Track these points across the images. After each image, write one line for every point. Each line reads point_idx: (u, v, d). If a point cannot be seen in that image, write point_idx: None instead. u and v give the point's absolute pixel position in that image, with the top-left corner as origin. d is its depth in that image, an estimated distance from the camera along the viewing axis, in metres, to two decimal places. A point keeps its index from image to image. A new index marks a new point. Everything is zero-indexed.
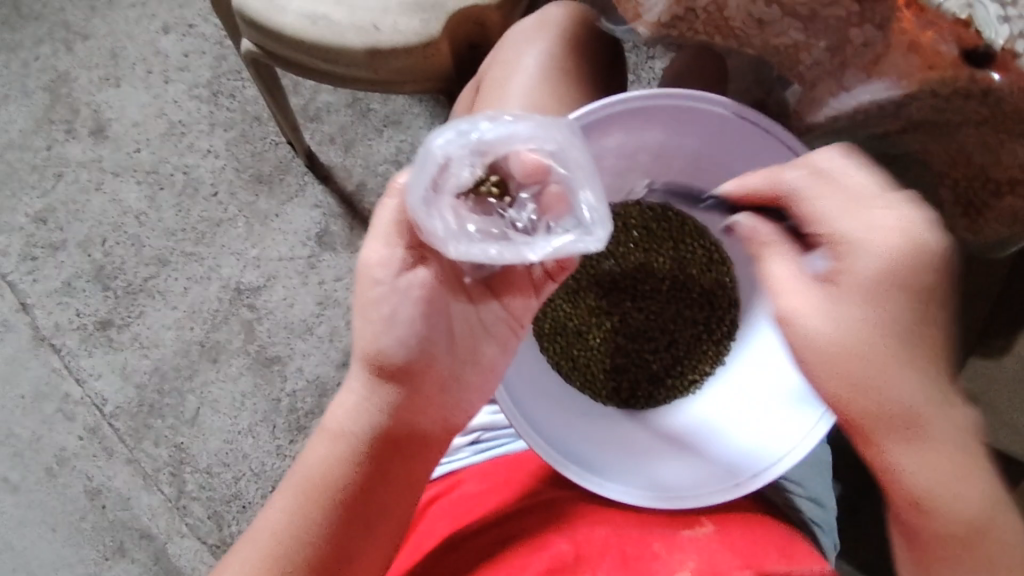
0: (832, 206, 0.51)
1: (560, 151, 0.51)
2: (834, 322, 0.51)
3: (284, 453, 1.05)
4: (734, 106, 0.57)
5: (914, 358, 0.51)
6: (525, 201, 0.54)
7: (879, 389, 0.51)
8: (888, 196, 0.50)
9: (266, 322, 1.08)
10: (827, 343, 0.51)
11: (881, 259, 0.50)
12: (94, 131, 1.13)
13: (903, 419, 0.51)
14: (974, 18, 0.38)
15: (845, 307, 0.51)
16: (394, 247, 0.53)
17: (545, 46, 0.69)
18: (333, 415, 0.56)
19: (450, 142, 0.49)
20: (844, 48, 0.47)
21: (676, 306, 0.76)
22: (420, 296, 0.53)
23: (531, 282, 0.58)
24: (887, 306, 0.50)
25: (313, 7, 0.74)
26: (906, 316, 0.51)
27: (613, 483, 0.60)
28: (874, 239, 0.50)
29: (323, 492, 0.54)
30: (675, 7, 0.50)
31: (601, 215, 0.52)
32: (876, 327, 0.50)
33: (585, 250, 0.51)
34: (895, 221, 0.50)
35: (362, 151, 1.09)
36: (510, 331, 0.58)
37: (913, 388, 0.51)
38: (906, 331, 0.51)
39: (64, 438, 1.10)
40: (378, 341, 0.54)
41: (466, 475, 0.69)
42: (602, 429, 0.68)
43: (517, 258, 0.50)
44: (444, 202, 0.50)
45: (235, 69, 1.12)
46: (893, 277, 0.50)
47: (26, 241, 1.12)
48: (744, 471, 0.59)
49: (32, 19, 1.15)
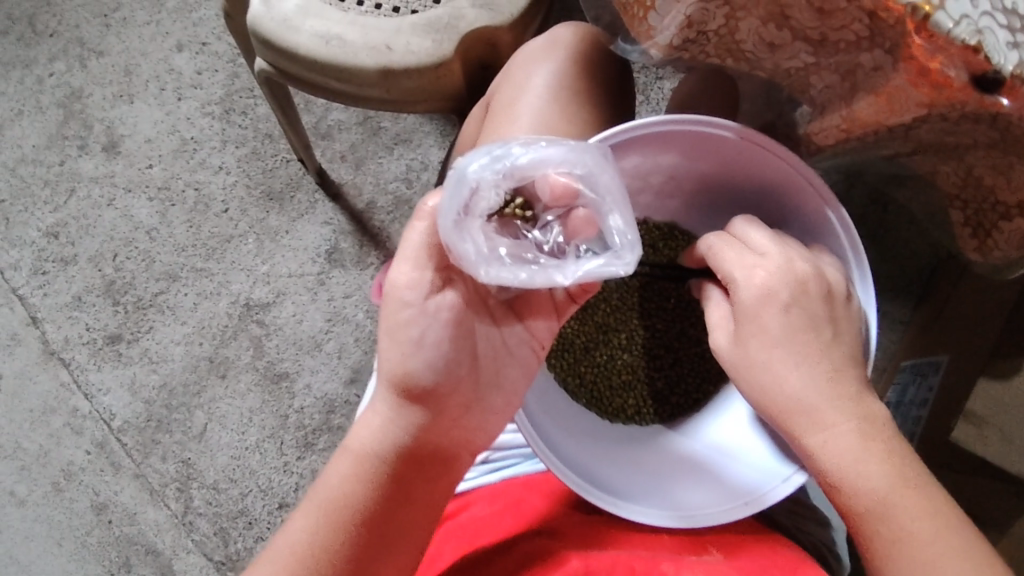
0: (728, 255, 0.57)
1: (589, 176, 0.51)
2: (731, 342, 0.56)
3: (291, 470, 1.06)
4: (742, 130, 0.57)
5: (801, 358, 0.54)
6: (552, 223, 0.54)
7: (770, 392, 0.55)
8: (774, 245, 0.56)
9: (276, 338, 1.08)
10: (735, 365, 0.56)
11: (769, 279, 0.55)
12: (106, 147, 1.14)
13: (799, 407, 0.54)
14: (984, 44, 0.39)
15: (748, 333, 0.55)
16: (423, 270, 0.53)
17: (555, 65, 0.70)
18: (355, 435, 0.55)
19: (484, 167, 0.48)
20: (856, 72, 0.47)
21: (682, 324, 0.76)
22: (449, 319, 0.53)
23: (552, 305, 0.59)
24: (777, 318, 0.54)
25: (327, 27, 0.75)
26: (786, 322, 0.54)
27: (601, 491, 0.60)
28: (764, 267, 0.55)
29: (344, 511, 0.53)
30: (687, 31, 0.51)
31: (628, 239, 0.51)
32: (761, 331, 0.55)
33: (613, 273, 0.50)
34: (772, 260, 0.55)
35: (373, 169, 1.10)
36: (533, 356, 0.59)
37: (804, 383, 0.54)
38: (794, 340, 0.54)
39: (72, 452, 1.10)
40: (406, 364, 0.53)
41: (477, 496, 0.69)
42: (595, 429, 0.69)
43: (548, 281, 0.50)
44: (474, 225, 0.49)
45: (247, 87, 1.13)
46: (777, 295, 0.54)
47: (37, 256, 1.13)
48: (754, 489, 0.58)
49: (47, 36, 1.16)
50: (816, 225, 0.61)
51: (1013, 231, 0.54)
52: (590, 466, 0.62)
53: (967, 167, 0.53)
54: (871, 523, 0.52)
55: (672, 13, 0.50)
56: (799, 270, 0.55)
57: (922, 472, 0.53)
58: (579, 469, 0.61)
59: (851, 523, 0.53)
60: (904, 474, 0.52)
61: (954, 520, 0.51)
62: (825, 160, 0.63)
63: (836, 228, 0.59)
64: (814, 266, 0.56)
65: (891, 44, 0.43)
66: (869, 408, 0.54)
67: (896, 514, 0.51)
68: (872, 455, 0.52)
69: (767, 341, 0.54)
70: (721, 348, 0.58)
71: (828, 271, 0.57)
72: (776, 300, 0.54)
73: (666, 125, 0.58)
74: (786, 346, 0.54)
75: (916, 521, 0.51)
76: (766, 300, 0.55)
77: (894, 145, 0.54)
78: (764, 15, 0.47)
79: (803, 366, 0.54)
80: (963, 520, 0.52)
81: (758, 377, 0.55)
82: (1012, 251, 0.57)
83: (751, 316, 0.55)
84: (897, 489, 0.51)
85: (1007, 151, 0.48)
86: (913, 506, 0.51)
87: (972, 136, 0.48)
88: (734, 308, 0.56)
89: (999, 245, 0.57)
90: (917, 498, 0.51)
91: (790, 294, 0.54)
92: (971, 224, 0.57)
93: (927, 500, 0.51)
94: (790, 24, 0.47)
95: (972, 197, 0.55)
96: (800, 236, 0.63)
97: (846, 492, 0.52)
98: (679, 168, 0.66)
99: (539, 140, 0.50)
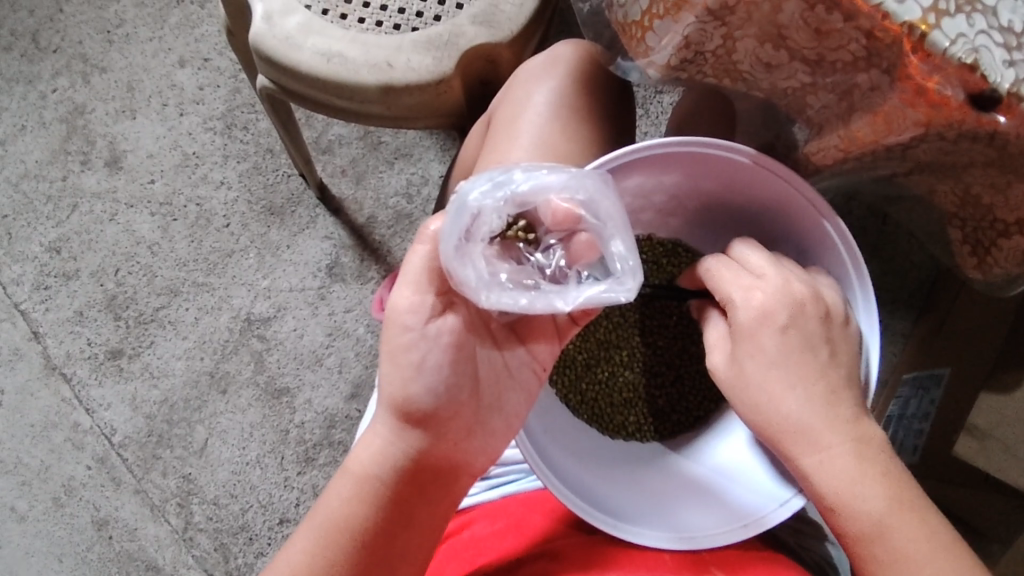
0: (727, 277, 0.57)
1: (590, 202, 0.51)
2: (727, 361, 0.57)
3: (292, 485, 1.06)
4: (754, 154, 0.57)
5: (799, 379, 0.54)
6: (554, 246, 0.54)
7: (766, 412, 0.55)
8: (772, 267, 0.57)
9: (276, 353, 1.08)
10: (733, 386, 0.56)
11: (767, 300, 0.55)
12: (109, 163, 1.15)
13: (797, 430, 0.54)
14: (980, 62, 0.40)
15: (744, 353, 0.55)
16: (424, 293, 0.53)
17: (555, 83, 0.70)
18: (356, 457, 0.55)
19: (485, 195, 0.48)
20: (853, 93, 0.47)
21: (682, 342, 0.77)
22: (449, 343, 0.53)
23: (556, 328, 0.59)
24: (770, 337, 0.55)
25: (328, 45, 0.75)
26: (780, 341, 0.55)
27: (601, 512, 0.60)
28: (762, 289, 0.55)
29: (344, 533, 0.54)
30: (685, 51, 0.51)
31: (629, 264, 0.51)
32: (758, 352, 0.55)
33: (614, 300, 0.50)
34: (771, 284, 0.56)
35: (373, 183, 1.10)
36: (536, 378, 0.59)
37: (801, 405, 0.54)
38: (785, 356, 0.54)
39: (73, 468, 1.10)
40: (407, 388, 0.53)
41: (478, 514, 0.69)
42: (594, 446, 0.69)
43: (548, 307, 0.50)
44: (476, 251, 0.49)
45: (249, 102, 1.13)
46: (772, 315, 0.55)
47: (39, 271, 1.13)
48: (754, 512, 0.59)
49: (51, 51, 1.17)
50: (817, 245, 0.61)
51: (1012, 248, 0.54)
52: (593, 487, 0.62)
53: (965, 187, 0.53)
54: (867, 546, 0.52)
55: (670, 33, 0.50)
56: (792, 287, 0.55)
57: (918, 494, 0.53)
58: (579, 487, 0.60)
59: (847, 544, 0.53)
60: (900, 497, 0.53)
61: (950, 543, 0.52)
62: (823, 180, 0.63)
63: (836, 241, 0.58)
64: (812, 287, 0.56)
65: (888, 64, 0.43)
66: (863, 429, 0.54)
67: (892, 538, 0.52)
68: (867, 477, 0.53)
69: (763, 359, 0.55)
70: (716, 367, 0.57)
71: (826, 291, 0.57)
72: (772, 321, 0.55)
73: (666, 146, 0.58)
74: (781, 365, 0.54)
75: (912, 545, 0.51)
76: (759, 318, 0.55)
77: (892, 164, 0.54)
78: (761, 35, 0.47)
79: (798, 388, 0.54)
80: (959, 543, 0.53)
81: (757, 395, 0.55)
82: (1011, 269, 0.57)
83: (746, 336, 0.55)
84: (893, 512, 0.52)
85: (1004, 170, 0.49)
86: (909, 529, 0.52)
87: (970, 155, 0.48)
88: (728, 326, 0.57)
89: (998, 262, 0.57)
90: (914, 520, 0.52)
91: (786, 315, 0.55)
92: (970, 242, 0.58)
93: (923, 522, 0.52)
94: (788, 44, 0.47)
95: (971, 214, 0.56)
96: (805, 256, 0.63)
97: (841, 515, 0.53)
98: (682, 188, 0.66)
99: (540, 166, 0.50)
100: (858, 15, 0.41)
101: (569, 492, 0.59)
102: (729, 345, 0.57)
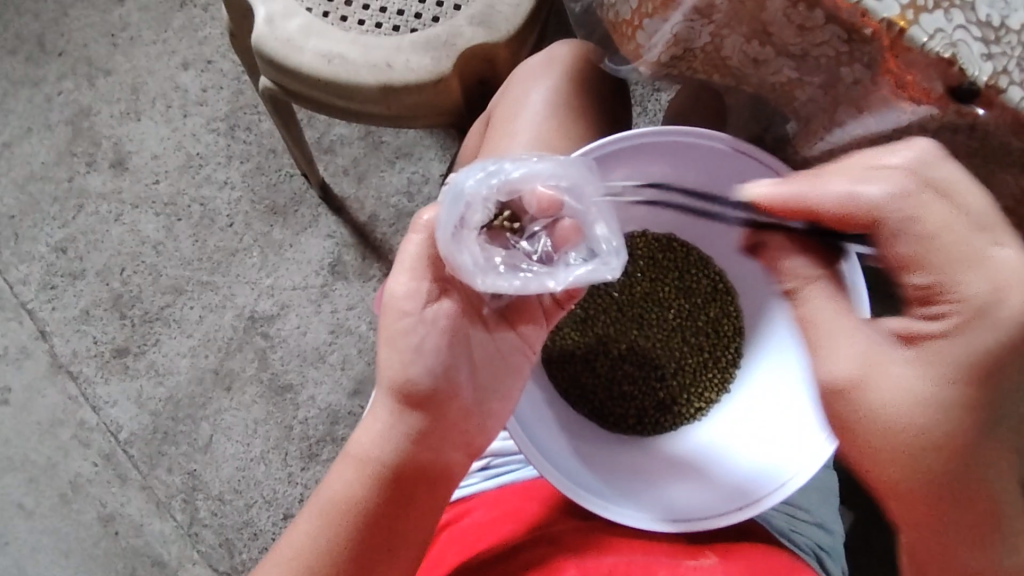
0: (921, 241, 0.52)
1: (575, 188, 0.53)
2: (911, 387, 0.56)
3: (295, 480, 1.07)
4: (730, 140, 0.60)
5: (994, 430, 0.55)
6: (539, 234, 0.55)
7: (950, 461, 0.55)
8: (997, 232, 0.50)
9: (280, 350, 1.10)
10: (905, 412, 0.56)
11: (994, 328, 0.52)
12: (114, 164, 1.16)
13: (962, 495, 0.56)
14: (957, 56, 0.41)
15: (931, 381, 0.55)
16: (420, 280, 0.55)
17: (552, 82, 0.72)
18: (357, 441, 0.57)
19: (479, 183, 0.50)
20: (836, 86, 0.49)
21: (683, 334, 0.78)
22: (445, 327, 0.56)
23: (542, 311, 0.62)
24: (993, 374, 0.53)
25: (329, 46, 0.77)
26: (998, 382, 0.53)
27: (592, 494, 0.62)
28: (989, 300, 0.52)
29: (348, 515, 0.55)
30: (673, 49, 0.52)
31: (613, 245, 0.53)
32: (977, 419, 0.54)
33: (602, 279, 0.52)
34: (995, 287, 0.51)
35: (375, 183, 1.12)
36: (525, 360, 0.61)
37: (984, 465, 0.55)
38: (1000, 392, 0.53)
39: (80, 464, 1.11)
40: (406, 370, 0.55)
41: (476, 503, 0.70)
42: (615, 451, 0.71)
43: (540, 287, 0.51)
44: (470, 236, 0.51)
45: (252, 103, 1.15)
46: (999, 346, 0.52)
47: (46, 271, 1.15)
48: (753, 493, 0.61)
49: (55, 55, 1.18)
50: None
51: None
52: (587, 474, 0.63)
53: None
54: None
55: (660, 31, 0.51)
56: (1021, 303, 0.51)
57: None
58: (588, 482, 0.62)
59: None
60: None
61: None
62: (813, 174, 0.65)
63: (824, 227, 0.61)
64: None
65: (870, 59, 0.45)
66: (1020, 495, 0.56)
67: None
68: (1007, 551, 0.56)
69: (975, 397, 0.54)
70: (902, 386, 0.56)
71: None
72: (993, 358, 0.53)
73: (648, 136, 0.60)
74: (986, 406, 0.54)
75: None
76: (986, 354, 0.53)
77: None
78: (748, 32, 0.49)
79: (990, 442, 0.55)
80: None
81: (953, 442, 0.55)
82: None
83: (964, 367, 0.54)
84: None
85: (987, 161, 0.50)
86: None
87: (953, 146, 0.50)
88: (922, 347, 0.55)
89: None
90: None
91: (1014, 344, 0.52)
92: None
93: None
94: (773, 41, 0.48)
95: None
96: None
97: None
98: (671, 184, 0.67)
99: (530, 155, 0.52)
100: (839, 12, 0.43)
101: (563, 478, 0.61)
102: (912, 365, 0.56)
